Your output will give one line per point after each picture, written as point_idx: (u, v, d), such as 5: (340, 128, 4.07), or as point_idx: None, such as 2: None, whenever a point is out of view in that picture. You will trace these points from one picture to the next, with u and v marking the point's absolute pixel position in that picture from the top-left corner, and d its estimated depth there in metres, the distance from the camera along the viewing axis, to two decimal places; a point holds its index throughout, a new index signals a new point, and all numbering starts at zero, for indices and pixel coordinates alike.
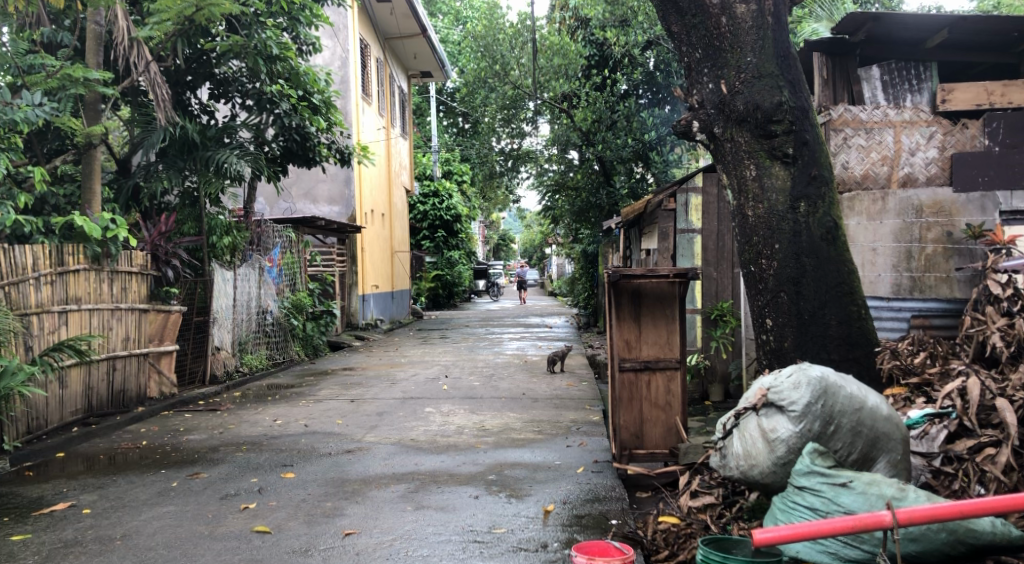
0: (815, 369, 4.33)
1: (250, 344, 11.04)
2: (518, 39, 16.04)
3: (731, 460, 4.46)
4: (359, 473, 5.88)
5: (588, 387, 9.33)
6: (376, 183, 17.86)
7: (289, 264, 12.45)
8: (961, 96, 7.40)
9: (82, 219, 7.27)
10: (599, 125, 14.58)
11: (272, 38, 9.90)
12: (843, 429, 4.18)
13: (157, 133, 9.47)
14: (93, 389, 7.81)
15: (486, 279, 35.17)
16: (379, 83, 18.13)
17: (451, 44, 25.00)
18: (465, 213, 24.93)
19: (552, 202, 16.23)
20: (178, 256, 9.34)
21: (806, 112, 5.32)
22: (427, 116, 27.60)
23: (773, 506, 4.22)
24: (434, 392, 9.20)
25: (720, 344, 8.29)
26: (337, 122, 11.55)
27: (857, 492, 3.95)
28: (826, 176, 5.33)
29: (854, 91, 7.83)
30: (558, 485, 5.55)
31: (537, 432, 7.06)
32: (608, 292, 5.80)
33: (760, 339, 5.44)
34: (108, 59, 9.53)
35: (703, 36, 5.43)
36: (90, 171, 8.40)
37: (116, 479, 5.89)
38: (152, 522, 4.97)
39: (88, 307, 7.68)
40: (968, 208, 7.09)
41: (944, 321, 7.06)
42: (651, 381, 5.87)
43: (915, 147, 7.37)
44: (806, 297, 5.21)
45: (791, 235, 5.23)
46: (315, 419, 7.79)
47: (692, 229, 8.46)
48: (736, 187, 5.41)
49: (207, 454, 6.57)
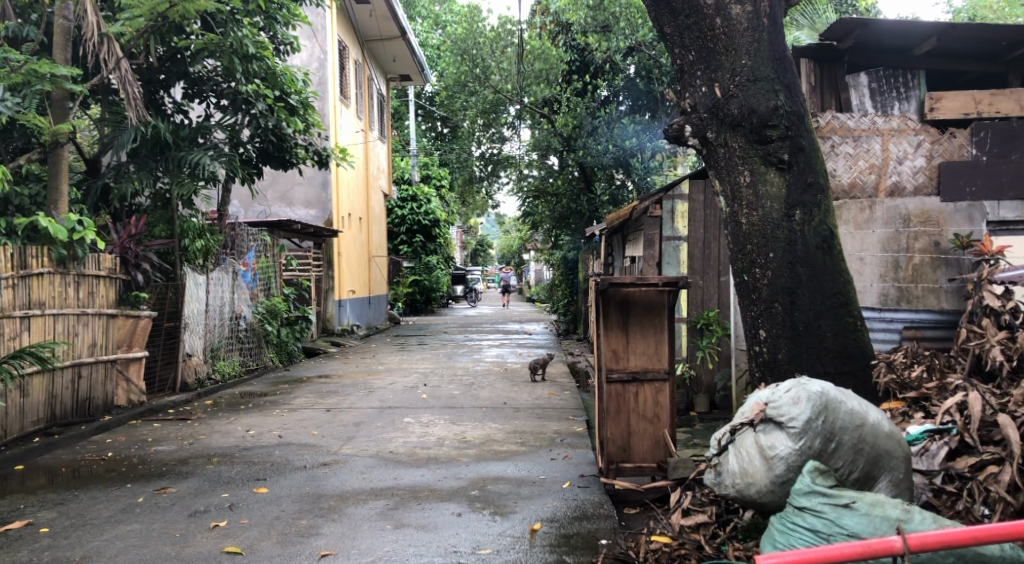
0: (815, 385, 4.18)
1: (222, 350, 10.72)
2: (499, 43, 15.86)
3: (727, 478, 4.31)
4: (335, 488, 5.63)
5: (570, 396, 9.14)
6: (353, 187, 17.57)
7: (264, 268, 12.16)
8: (950, 104, 7.24)
9: (45, 220, 6.96)
10: (581, 131, 14.34)
11: (249, 37, 9.57)
12: (844, 447, 4.03)
13: (128, 132, 9.18)
14: (57, 398, 7.51)
15: (464, 285, 35.00)
16: (357, 85, 17.87)
17: (431, 48, 24.83)
18: (443, 218, 24.66)
19: (531, 208, 16.26)
20: (149, 260, 9.05)
21: (802, 117, 5.18)
22: (406, 120, 27.44)
23: (771, 527, 4.05)
24: (412, 401, 8.96)
25: (707, 354, 8.13)
26: (315, 123, 11.27)
27: (861, 514, 3.77)
28: (823, 184, 5.17)
29: (842, 99, 7.67)
30: (543, 502, 5.34)
31: (520, 443, 6.84)
32: (596, 300, 5.58)
33: (752, 351, 5.28)
34: (76, 55, 9.23)
35: (697, 38, 5.28)
36: (56, 170, 8.09)
37: (78, 494, 5.60)
38: (114, 542, 4.70)
39: (52, 312, 7.37)
40: (955, 218, 7.00)
41: (936, 333, 6.93)
42: (639, 393, 5.68)
43: (903, 156, 7.22)
44: (801, 308, 5.06)
45: (786, 244, 5.07)
46: (289, 430, 7.53)
47: (678, 236, 8.31)
48: (730, 194, 5.25)
49: (175, 467, 6.29)
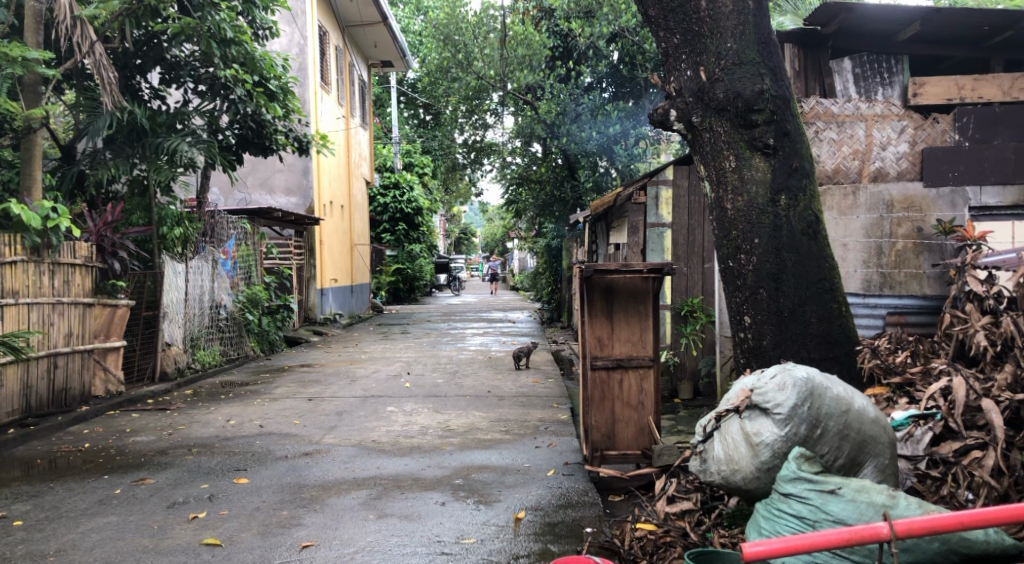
0: (800, 370, 4.16)
1: (203, 340, 10.60)
2: (481, 29, 15.77)
3: (712, 465, 4.28)
4: (317, 477, 5.56)
5: (554, 384, 9.12)
6: (335, 174, 17.44)
7: (244, 256, 12.02)
8: (932, 90, 7.18)
9: (17, 207, 6.84)
10: (563, 117, 14.19)
11: (226, 21, 9.47)
12: (830, 433, 4.01)
13: (103, 118, 9.03)
14: (32, 388, 7.39)
15: (447, 274, 34.94)
16: (338, 71, 17.70)
17: (413, 34, 24.66)
18: (426, 206, 24.54)
19: (515, 195, 16.16)
20: (126, 248, 8.92)
21: (788, 101, 5.13)
22: (387, 107, 27.26)
23: (757, 514, 4.02)
24: (396, 390, 8.90)
25: (691, 341, 8.13)
26: (295, 110, 11.10)
27: (847, 500, 3.74)
28: (808, 168, 5.14)
29: (826, 84, 7.63)
30: (527, 490, 5.30)
31: (504, 432, 6.80)
32: (580, 287, 5.52)
33: (737, 337, 5.25)
34: (49, 38, 9.04)
35: (682, 21, 5.22)
36: (30, 157, 7.94)
37: (53, 487, 5.50)
38: (90, 535, 4.61)
39: (26, 301, 7.24)
40: (938, 204, 7.01)
41: (920, 319, 6.96)
42: (624, 380, 5.63)
43: (886, 142, 7.17)
44: (785, 294, 5.03)
45: (771, 229, 5.03)
46: (270, 419, 7.44)
47: (662, 223, 8.27)
48: (715, 179, 5.20)
49: (154, 458, 6.19)
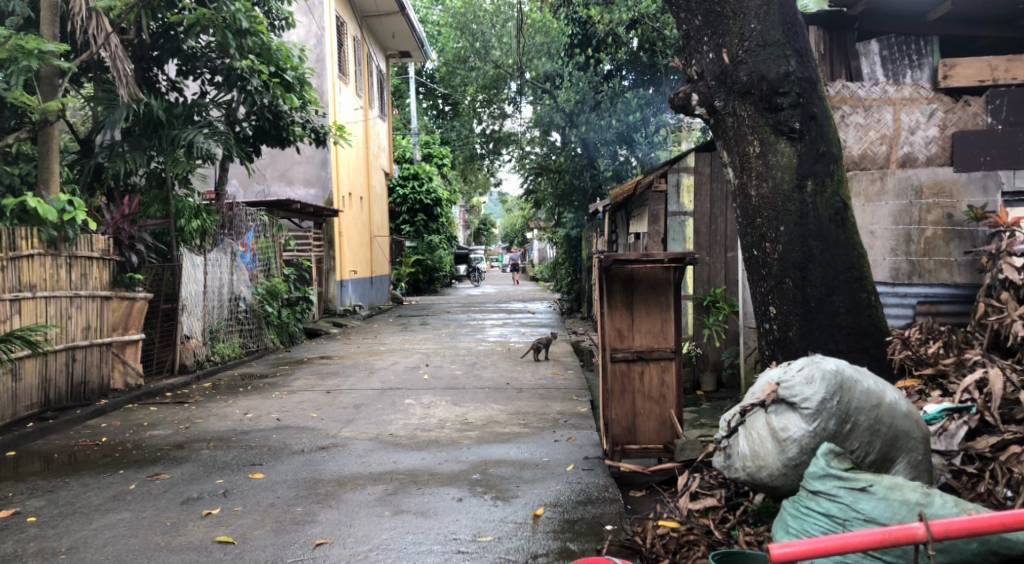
0: (829, 363, 4.00)
1: (222, 332, 10.56)
2: (499, 17, 15.94)
3: (736, 461, 4.14)
4: (333, 473, 5.47)
5: (575, 376, 8.98)
6: (353, 165, 17.36)
7: (263, 249, 11.96)
8: (964, 71, 6.94)
9: (34, 201, 6.82)
10: (582, 106, 14.08)
11: (241, 11, 9.38)
12: (860, 428, 3.86)
13: (120, 110, 8.99)
14: (51, 382, 7.37)
15: (468, 265, 34.94)
16: (356, 62, 17.62)
17: (431, 24, 24.55)
18: (446, 197, 24.41)
19: (534, 184, 16.40)
20: (144, 240, 8.88)
21: (814, 84, 4.96)
22: (406, 98, 27.22)
23: (784, 512, 3.89)
24: (414, 383, 8.80)
25: (714, 332, 7.96)
26: (312, 100, 11.00)
27: (878, 498, 3.60)
28: (835, 153, 4.97)
29: (853, 67, 7.42)
30: (546, 486, 5.18)
31: (523, 425, 6.69)
32: (599, 278, 5.38)
33: (762, 329, 5.10)
34: (65, 31, 9.01)
35: (704, 2, 5.09)
36: (47, 151, 7.92)
37: (68, 481, 5.46)
38: (102, 532, 4.55)
39: (43, 294, 7.21)
40: (969, 189, 6.75)
41: (953, 308, 6.70)
42: (644, 373, 5.49)
43: (915, 126, 6.96)
44: (813, 284, 4.86)
45: (797, 216, 4.87)
46: (289, 412, 7.38)
47: (683, 211, 8.10)
48: (738, 164, 5.05)
49: (170, 452, 6.14)
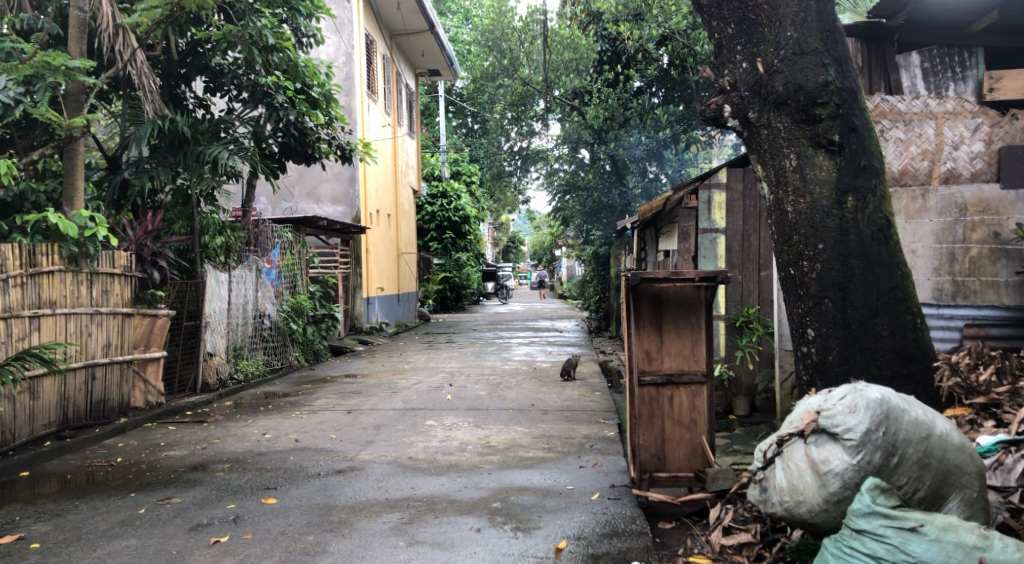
0: (873, 391, 3.72)
1: (246, 350, 10.44)
2: (529, 33, 16.26)
3: (773, 495, 3.86)
4: (348, 499, 5.26)
5: (603, 398, 8.71)
6: (381, 182, 17.30)
7: (289, 265, 11.86)
8: (1011, 84, 6.66)
9: (55, 216, 6.74)
10: (612, 122, 13.94)
11: (268, 28, 9.20)
12: (908, 461, 3.58)
13: (144, 127, 8.84)
14: (70, 400, 7.27)
15: (496, 282, 34.88)
16: (385, 80, 17.58)
17: (461, 43, 24.64)
18: (474, 215, 24.29)
19: (562, 203, 15.58)
20: (166, 256, 8.73)
21: (854, 94, 4.71)
22: (436, 116, 27.29)
23: (825, 551, 3.63)
24: (437, 403, 8.58)
25: (747, 354, 7.71)
26: (338, 117, 10.91)
27: (930, 540, 3.35)
28: (877, 166, 4.71)
29: (892, 80, 7.13)
30: (570, 516, 4.93)
31: (547, 449, 6.44)
32: (626, 297, 5.15)
33: (800, 352, 4.82)
34: (92, 48, 9.02)
35: (737, 9, 4.87)
36: (73, 166, 7.85)
37: (78, 505, 5.31)
38: (105, 560, 4.39)
39: (63, 311, 7.12)
40: (1017, 206, 6.42)
41: (1001, 331, 6.35)
42: (675, 397, 5.23)
43: (959, 141, 6.65)
44: (853, 305, 4.59)
45: (837, 233, 4.60)
46: (307, 433, 7.20)
47: (715, 228, 7.84)
48: (774, 179, 4.80)
49: (184, 474, 5.98)
